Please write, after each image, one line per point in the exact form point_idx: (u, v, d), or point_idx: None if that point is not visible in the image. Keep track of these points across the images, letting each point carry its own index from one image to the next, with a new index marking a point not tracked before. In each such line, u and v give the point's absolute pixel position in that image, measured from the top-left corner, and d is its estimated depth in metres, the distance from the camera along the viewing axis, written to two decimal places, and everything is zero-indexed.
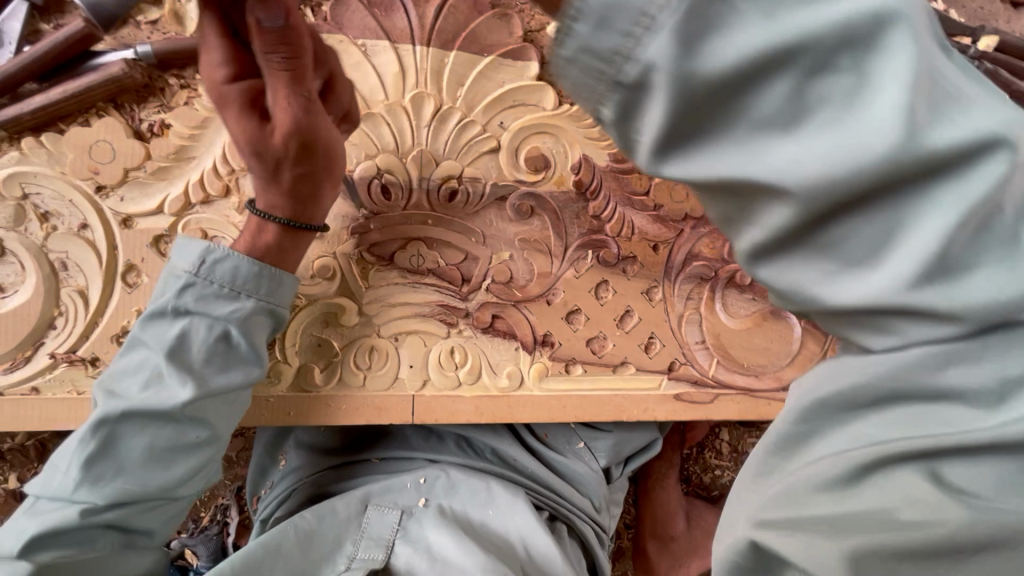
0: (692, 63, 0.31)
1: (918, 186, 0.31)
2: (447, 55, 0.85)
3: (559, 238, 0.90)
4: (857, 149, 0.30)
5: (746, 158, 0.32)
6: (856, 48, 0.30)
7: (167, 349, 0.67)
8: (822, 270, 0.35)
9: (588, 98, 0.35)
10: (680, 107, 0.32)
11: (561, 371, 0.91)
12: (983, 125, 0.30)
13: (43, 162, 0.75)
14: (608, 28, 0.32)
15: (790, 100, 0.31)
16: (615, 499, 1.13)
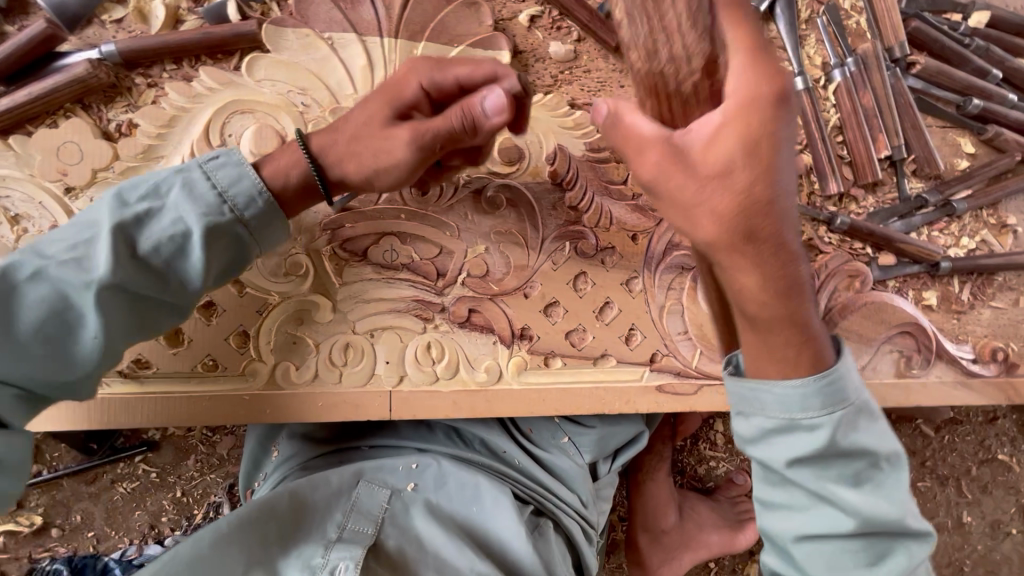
0: (837, 434, 0.60)
1: (901, 544, 0.64)
2: (415, 46, 0.84)
3: (536, 230, 0.88)
4: (882, 513, 0.62)
5: (820, 487, 0.62)
6: (884, 463, 0.64)
7: (124, 217, 0.63)
8: (831, 563, 0.63)
9: (741, 404, 0.64)
10: (818, 450, 0.61)
11: (540, 364, 0.90)
12: (925, 536, 0.65)
13: (11, 165, 0.75)
14: (803, 401, 0.61)
15: (859, 469, 0.63)
16: (603, 495, 1.12)
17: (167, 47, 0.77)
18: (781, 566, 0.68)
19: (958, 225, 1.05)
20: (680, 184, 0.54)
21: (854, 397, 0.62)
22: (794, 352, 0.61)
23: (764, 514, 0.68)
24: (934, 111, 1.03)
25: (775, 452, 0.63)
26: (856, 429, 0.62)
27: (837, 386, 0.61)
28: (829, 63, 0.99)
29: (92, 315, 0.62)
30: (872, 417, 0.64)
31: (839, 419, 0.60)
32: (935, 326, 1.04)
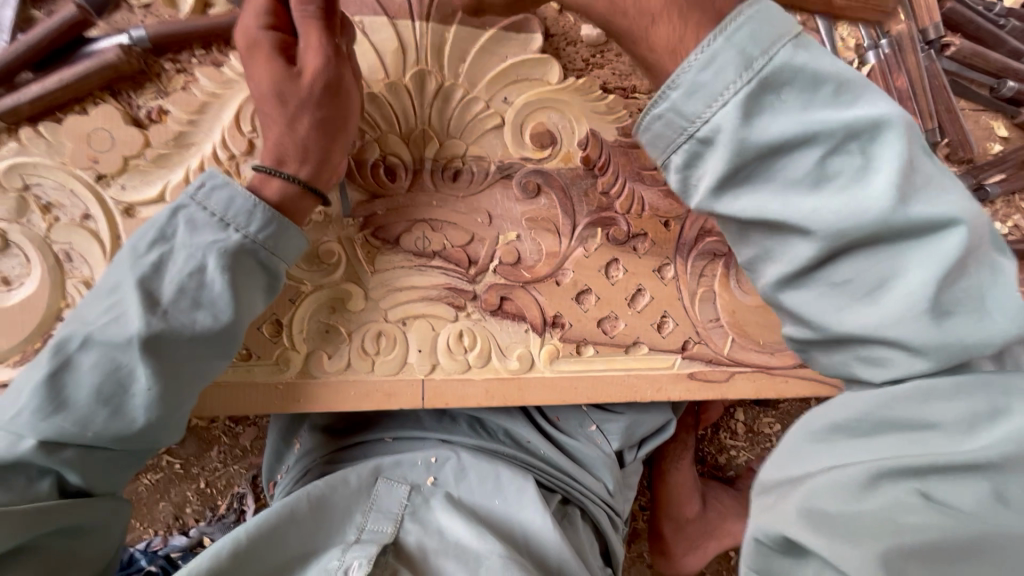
0: (744, 127, 0.50)
1: (907, 246, 0.50)
2: (446, 30, 0.82)
3: (567, 216, 0.87)
4: (861, 206, 0.49)
5: (773, 208, 0.51)
6: (859, 139, 0.50)
7: (142, 271, 0.65)
8: (828, 305, 0.53)
9: (658, 146, 0.55)
10: (739, 157, 0.51)
11: (572, 352, 0.89)
12: (945, 209, 0.49)
13: (41, 152, 0.74)
14: (690, 106, 0.51)
15: (818, 164, 0.50)
16: (629, 483, 1.12)
17: (197, 32, 0.76)
18: (796, 334, 0.58)
19: (990, 210, 1.04)
20: None
21: (762, 56, 0.50)
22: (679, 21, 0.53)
23: (749, 272, 0.59)
24: (967, 94, 1.02)
25: (699, 184, 0.54)
26: (772, 116, 0.50)
27: (732, 61, 0.50)
28: (862, 46, 0.98)
29: (140, 367, 0.63)
30: (825, 79, 0.50)
31: (740, 106, 0.50)
32: None
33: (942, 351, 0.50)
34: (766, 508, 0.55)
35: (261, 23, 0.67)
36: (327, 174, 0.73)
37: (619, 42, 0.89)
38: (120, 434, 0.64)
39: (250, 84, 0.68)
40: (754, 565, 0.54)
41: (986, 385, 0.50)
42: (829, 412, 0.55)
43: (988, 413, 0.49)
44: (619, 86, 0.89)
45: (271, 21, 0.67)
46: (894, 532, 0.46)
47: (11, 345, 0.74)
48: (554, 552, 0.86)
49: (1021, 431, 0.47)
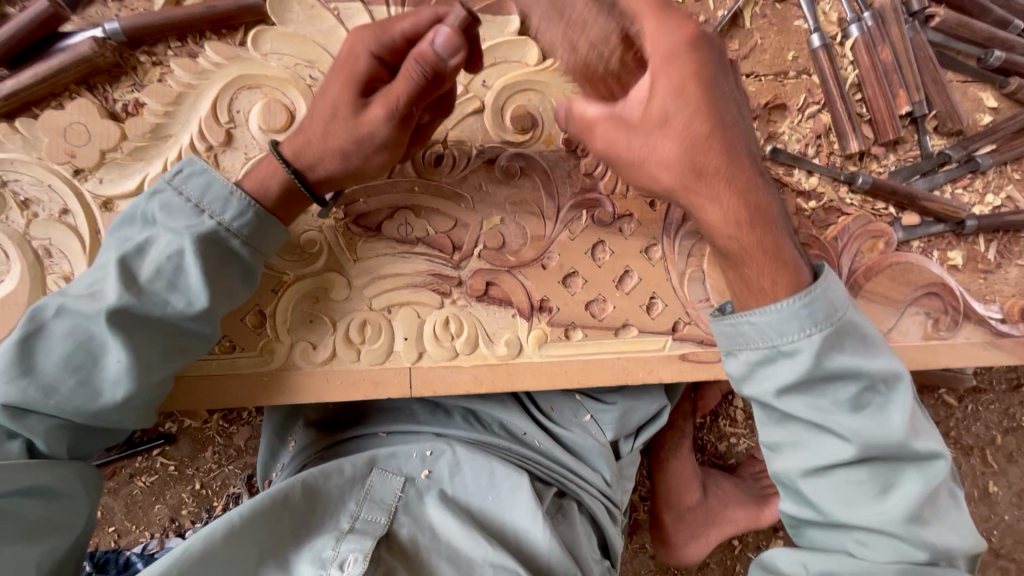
0: (820, 355, 0.62)
1: (908, 467, 0.63)
2: None
3: (551, 199, 0.86)
4: (885, 435, 0.61)
5: (816, 413, 0.62)
6: (889, 387, 0.63)
7: (124, 249, 0.66)
8: (839, 493, 0.63)
9: (727, 341, 0.68)
10: (804, 374, 0.62)
11: (560, 336, 0.88)
12: (942, 449, 0.63)
13: (18, 148, 0.74)
14: (773, 329, 0.63)
15: (859, 396, 0.63)
16: (626, 474, 1.10)
17: (170, 23, 0.75)
18: (803, 508, 0.67)
19: (982, 181, 1.03)
20: (626, 143, 0.62)
21: (838, 315, 0.63)
22: (769, 276, 0.65)
23: (774, 454, 0.68)
24: (954, 66, 1.01)
25: (765, 383, 0.65)
26: (839, 351, 0.63)
27: (817, 306, 0.62)
28: (845, 19, 0.97)
29: (110, 343, 0.63)
30: (869, 339, 0.64)
31: (820, 343, 0.62)
32: (962, 287, 1.02)
33: (925, 553, 0.61)
34: None
35: (374, 53, 0.67)
36: (329, 187, 0.73)
37: None
38: (82, 407, 0.64)
39: (328, 84, 0.68)
40: None
41: None
42: (820, 558, 0.65)
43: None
44: None
45: (387, 58, 0.67)
46: None
47: None
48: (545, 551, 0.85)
49: None
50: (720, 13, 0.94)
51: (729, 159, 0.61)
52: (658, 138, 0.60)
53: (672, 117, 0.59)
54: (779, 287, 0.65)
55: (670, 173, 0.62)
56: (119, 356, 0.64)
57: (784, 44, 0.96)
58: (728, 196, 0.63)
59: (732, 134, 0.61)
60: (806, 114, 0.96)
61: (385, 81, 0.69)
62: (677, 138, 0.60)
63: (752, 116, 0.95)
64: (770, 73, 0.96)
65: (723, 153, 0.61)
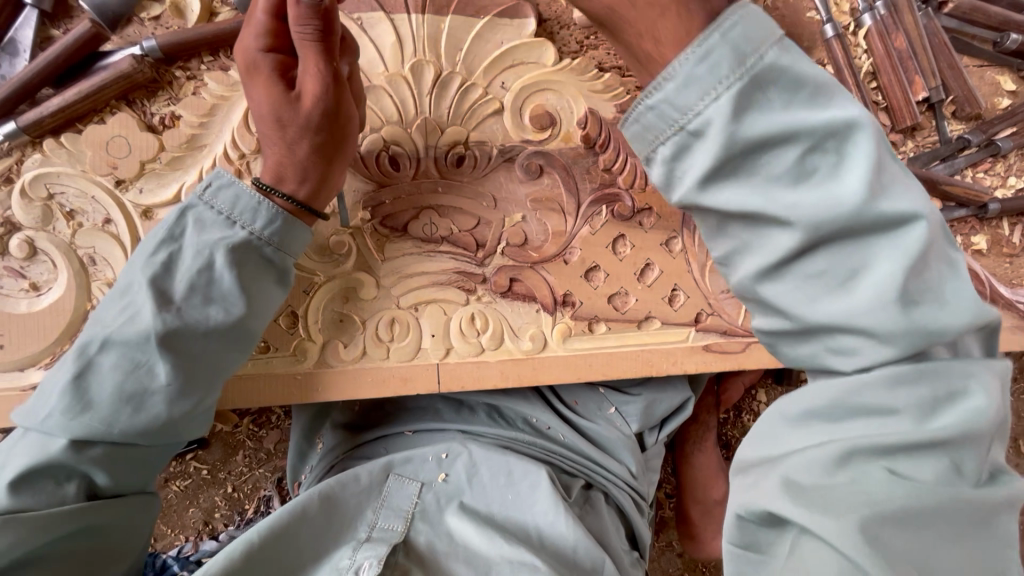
0: (739, 122, 0.45)
1: (877, 238, 0.46)
2: (442, 21, 0.84)
3: (571, 195, 0.88)
4: (834, 204, 0.44)
5: (757, 204, 0.46)
6: (838, 140, 0.45)
7: (154, 271, 0.68)
8: (800, 296, 0.48)
9: (644, 143, 0.49)
10: (726, 151, 0.45)
11: (584, 330, 0.89)
12: (915, 203, 0.45)
13: (64, 162, 0.78)
14: (681, 100, 0.45)
15: (799, 163, 0.45)
16: (652, 466, 1.10)
17: (203, 38, 0.79)
18: (773, 326, 0.51)
19: (1004, 164, 1.02)
20: None
21: (754, 56, 0.44)
22: (651, 33, 0.48)
23: (726, 273, 0.53)
24: (971, 50, 1.00)
25: (687, 184, 0.48)
26: (765, 110, 0.45)
27: (738, 53, 0.44)
28: (857, 9, 0.97)
29: (160, 363, 0.66)
30: (811, 84, 0.45)
31: (734, 104, 0.44)
32: (987, 272, 1.02)
33: (919, 343, 0.46)
34: (745, 491, 0.51)
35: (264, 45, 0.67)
36: (323, 196, 0.75)
37: None
38: (146, 428, 0.66)
39: (251, 100, 0.70)
40: (739, 538, 0.51)
41: (954, 373, 0.47)
42: (807, 397, 0.51)
43: (948, 395, 0.46)
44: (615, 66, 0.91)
45: (273, 42, 0.68)
46: (868, 501, 0.45)
47: (44, 346, 0.77)
48: (569, 543, 0.86)
49: (979, 410, 0.46)
50: None
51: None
52: None
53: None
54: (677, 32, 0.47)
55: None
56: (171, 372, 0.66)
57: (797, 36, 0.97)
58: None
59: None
60: None
61: (291, 62, 0.70)
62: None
63: None
64: None
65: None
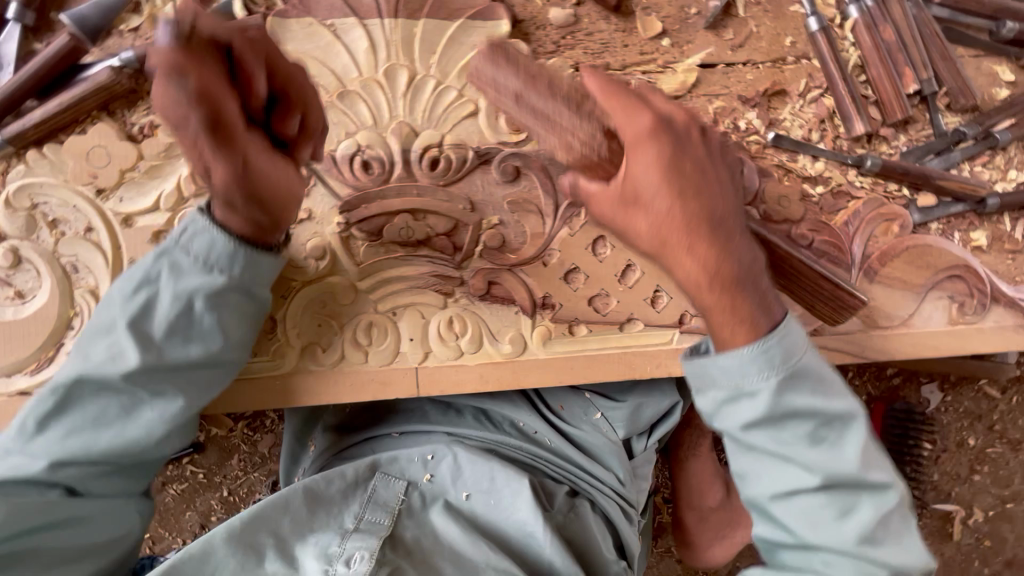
0: (778, 394, 0.61)
1: (866, 495, 0.62)
2: (415, 25, 0.84)
3: (549, 196, 0.87)
4: (839, 468, 0.61)
5: (776, 445, 0.62)
6: (844, 422, 0.63)
7: (133, 311, 0.69)
8: (803, 519, 0.61)
9: (694, 380, 0.65)
10: (766, 410, 0.61)
11: (564, 332, 0.88)
12: (892, 515, 0.62)
13: (47, 172, 0.79)
14: (736, 378, 0.62)
15: (816, 432, 0.62)
16: (642, 474, 1.07)
17: None
18: (769, 535, 0.64)
19: (1004, 157, 0.98)
20: (610, 210, 0.63)
21: (797, 356, 0.62)
22: (731, 328, 0.62)
23: (740, 482, 0.66)
24: (964, 40, 0.97)
25: (730, 422, 0.63)
26: (797, 392, 0.61)
27: (775, 351, 0.61)
28: (842, 1, 0.95)
29: (147, 401, 0.69)
30: (825, 374, 0.64)
31: (778, 384, 0.61)
32: (988, 269, 0.98)
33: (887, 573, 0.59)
34: None
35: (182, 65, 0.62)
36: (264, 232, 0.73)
37: (588, 22, 0.91)
38: (125, 455, 0.68)
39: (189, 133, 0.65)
40: None
41: None
42: None
43: None
44: (592, 65, 0.90)
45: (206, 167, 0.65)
46: None
47: (27, 353, 0.79)
48: (552, 552, 0.85)
49: None
50: (713, 4, 0.93)
51: (693, 223, 0.60)
52: (631, 213, 0.62)
53: (636, 224, 0.62)
54: (740, 333, 0.62)
55: (638, 245, 0.64)
56: (159, 406, 0.69)
57: (780, 30, 0.95)
58: (700, 252, 0.61)
59: (691, 202, 0.60)
60: (807, 99, 0.95)
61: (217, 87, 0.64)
62: (616, 197, 0.62)
63: (751, 105, 0.94)
64: (768, 60, 0.94)
65: (689, 226, 0.60)
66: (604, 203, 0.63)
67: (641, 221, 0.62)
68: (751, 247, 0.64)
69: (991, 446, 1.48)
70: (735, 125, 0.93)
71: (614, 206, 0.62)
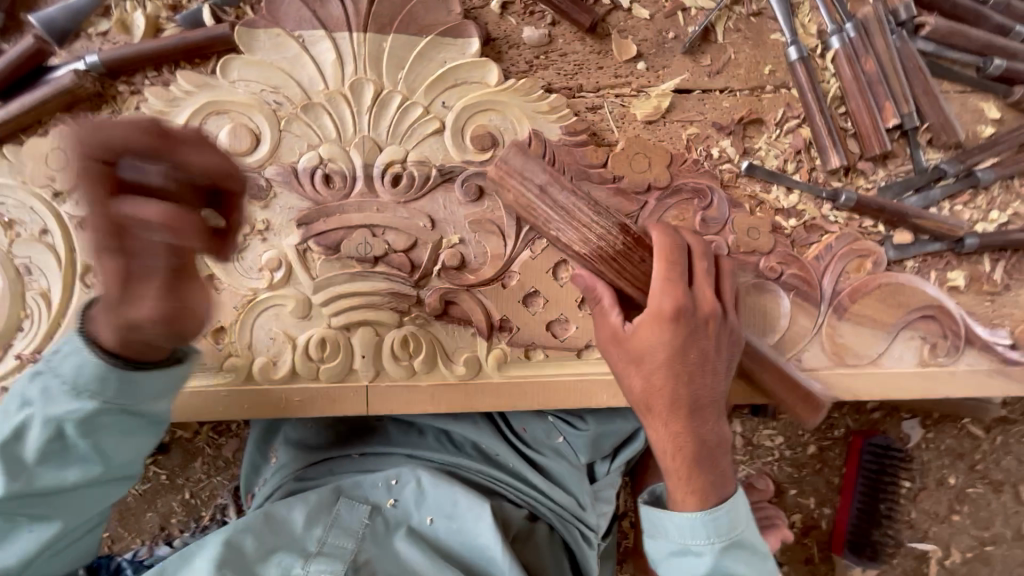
0: (720, 560, 0.72)
1: None
2: (384, 39, 0.84)
3: (512, 217, 0.86)
4: None
5: None
6: None
7: (2, 433, 0.64)
8: None
9: (648, 524, 0.77)
10: (705, 564, 0.72)
11: (520, 356, 0.87)
12: None
13: (5, 172, 0.79)
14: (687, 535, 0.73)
15: None
16: (604, 498, 1.04)
17: (146, 54, 0.80)
18: None
19: (986, 197, 0.96)
20: (615, 354, 0.76)
21: (738, 531, 0.73)
22: (683, 493, 0.73)
23: None
24: (950, 75, 0.95)
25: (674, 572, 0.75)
26: (736, 559, 0.73)
27: (721, 520, 0.72)
28: (825, 31, 0.93)
29: (29, 517, 0.67)
30: (759, 544, 0.75)
31: (720, 549, 0.72)
32: (963, 310, 0.95)
33: None
34: None
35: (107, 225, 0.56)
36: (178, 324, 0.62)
37: (563, 43, 0.90)
38: (9, 569, 0.68)
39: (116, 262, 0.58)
40: None
41: None
42: None
43: None
44: (564, 86, 0.89)
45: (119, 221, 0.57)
46: None
47: None
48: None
49: None
50: (691, 29, 0.91)
51: (683, 392, 0.72)
52: (630, 369, 0.74)
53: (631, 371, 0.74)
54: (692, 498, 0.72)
55: (631, 399, 0.76)
56: (36, 527, 0.68)
57: (760, 58, 0.93)
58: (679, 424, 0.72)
59: (689, 376, 0.73)
60: (783, 129, 0.93)
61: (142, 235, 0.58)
62: (623, 340, 0.75)
63: (725, 132, 0.92)
64: (745, 88, 0.93)
65: (673, 407, 0.72)
66: (622, 331, 0.75)
67: (640, 370, 0.74)
68: (723, 429, 0.76)
69: (971, 486, 1.45)
70: (708, 153, 0.91)
71: (620, 353, 0.75)
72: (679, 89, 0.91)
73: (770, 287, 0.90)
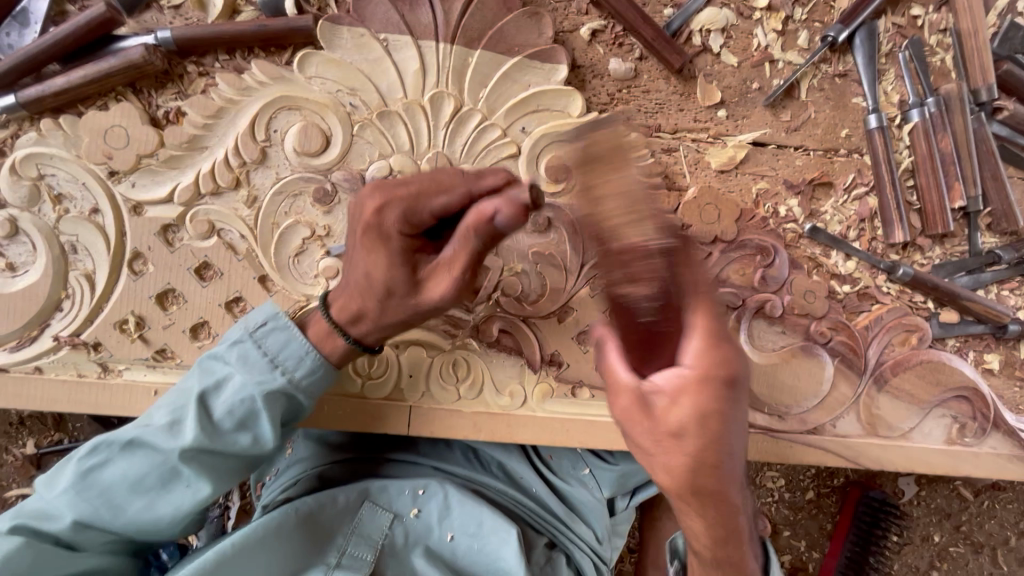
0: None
1: None
2: (470, 54, 0.81)
3: (576, 253, 0.84)
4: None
5: None
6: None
7: (205, 385, 0.67)
8: None
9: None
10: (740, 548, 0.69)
11: (566, 393, 0.86)
12: None
13: (59, 144, 0.75)
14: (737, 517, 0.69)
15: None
16: (619, 531, 1.07)
17: (220, 37, 0.76)
18: None
19: None
20: (644, 435, 0.53)
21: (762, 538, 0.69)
22: None
23: None
24: (1018, 161, 0.95)
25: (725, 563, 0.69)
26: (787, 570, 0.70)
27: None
28: (906, 102, 0.92)
29: (185, 475, 0.65)
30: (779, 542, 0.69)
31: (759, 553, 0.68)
32: (995, 393, 0.96)
33: None
34: None
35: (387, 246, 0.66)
36: (393, 304, 0.69)
37: (647, 79, 0.87)
38: (146, 526, 0.65)
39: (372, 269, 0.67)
40: None
41: None
42: None
43: None
44: (643, 124, 0.88)
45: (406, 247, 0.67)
46: None
47: (10, 330, 0.75)
48: None
49: None
50: (776, 82, 0.90)
51: (725, 485, 0.53)
52: (668, 449, 0.52)
53: (689, 434, 0.51)
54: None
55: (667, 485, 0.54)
56: (194, 486, 0.65)
57: (838, 120, 0.92)
58: (709, 518, 0.56)
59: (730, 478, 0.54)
60: (851, 195, 0.92)
61: (418, 252, 0.68)
62: (712, 397, 0.51)
63: (795, 191, 0.91)
64: (820, 148, 0.92)
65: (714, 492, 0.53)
66: (710, 389, 0.51)
67: (701, 448, 0.51)
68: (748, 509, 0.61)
69: (953, 545, 1.46)
70: (775, 211, 0.91)
71: (646, 433, 0.53)
72: (756, 142, 0.89)
73: (817, 351, 0.91)
